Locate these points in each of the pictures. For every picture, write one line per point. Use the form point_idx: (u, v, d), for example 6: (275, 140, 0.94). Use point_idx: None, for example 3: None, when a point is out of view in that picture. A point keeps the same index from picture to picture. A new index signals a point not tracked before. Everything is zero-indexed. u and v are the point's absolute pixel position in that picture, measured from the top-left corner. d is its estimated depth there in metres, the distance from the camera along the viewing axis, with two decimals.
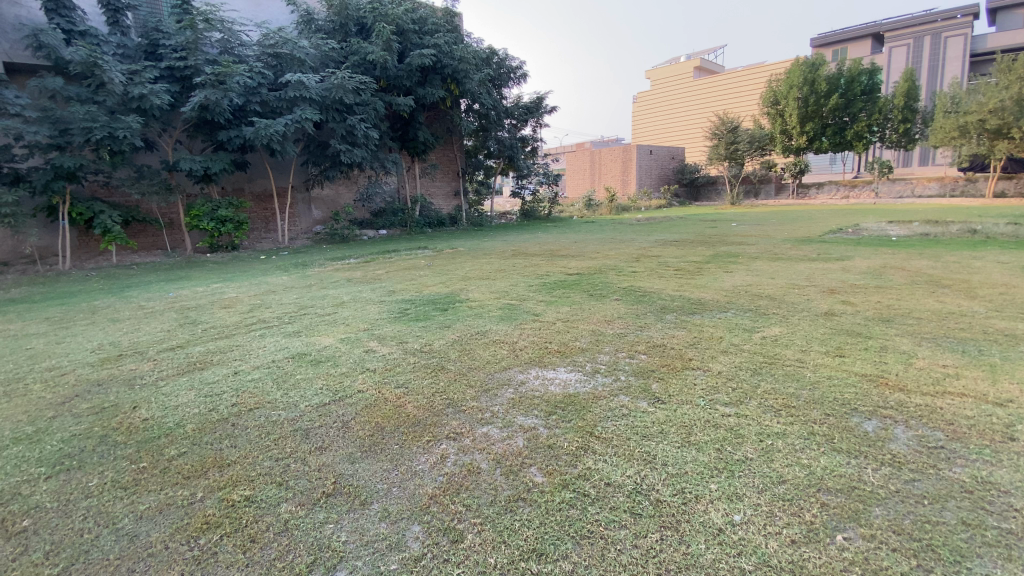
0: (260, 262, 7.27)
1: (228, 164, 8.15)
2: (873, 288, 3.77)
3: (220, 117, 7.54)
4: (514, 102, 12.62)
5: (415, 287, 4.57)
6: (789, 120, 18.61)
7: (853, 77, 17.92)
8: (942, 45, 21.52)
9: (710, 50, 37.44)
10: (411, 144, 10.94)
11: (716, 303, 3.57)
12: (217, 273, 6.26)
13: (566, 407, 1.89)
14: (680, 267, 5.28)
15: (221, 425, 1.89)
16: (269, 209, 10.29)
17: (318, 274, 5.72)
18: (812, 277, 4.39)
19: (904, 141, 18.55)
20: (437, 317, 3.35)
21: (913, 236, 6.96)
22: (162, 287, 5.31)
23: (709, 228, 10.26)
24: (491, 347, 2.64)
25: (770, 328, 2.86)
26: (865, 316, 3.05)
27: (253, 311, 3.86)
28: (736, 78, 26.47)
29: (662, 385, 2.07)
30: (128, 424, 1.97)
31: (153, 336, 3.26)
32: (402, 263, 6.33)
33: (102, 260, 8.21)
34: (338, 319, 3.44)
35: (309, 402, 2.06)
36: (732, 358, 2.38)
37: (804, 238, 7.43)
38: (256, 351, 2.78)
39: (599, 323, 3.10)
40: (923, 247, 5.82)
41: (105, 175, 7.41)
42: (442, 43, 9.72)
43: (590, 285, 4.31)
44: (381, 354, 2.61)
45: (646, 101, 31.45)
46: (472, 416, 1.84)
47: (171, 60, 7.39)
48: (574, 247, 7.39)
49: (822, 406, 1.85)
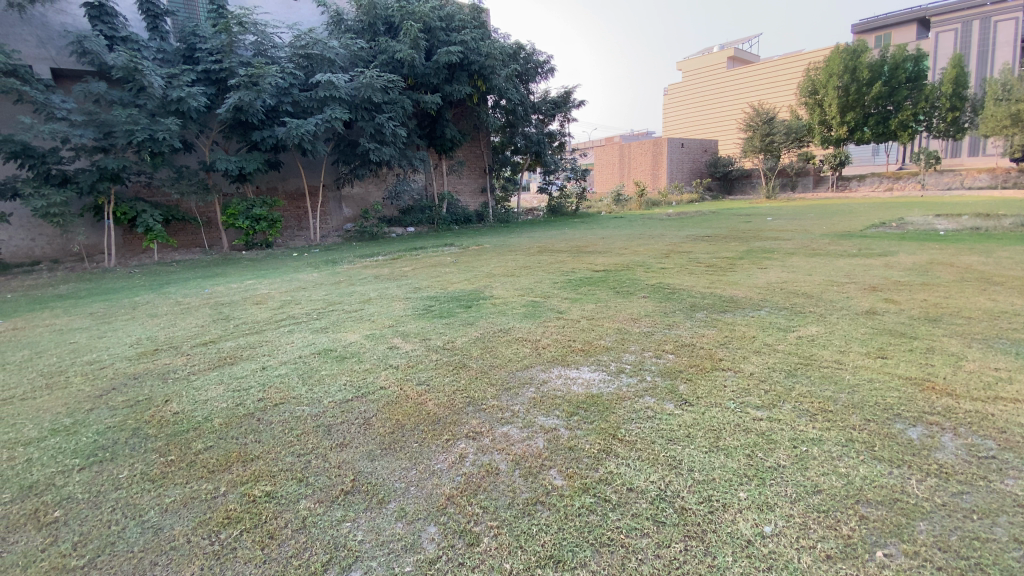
0: (291, 259, 7.43)
1: (261, 163, 8.35)
2: (919, 285, 3.57)
3: (254, 118, 7.73)
4: (541, 97, 12.54)
5: (440, 284, 4.57)
6: (828, 110, 17.89)
7: (897, 63, 17.08)
8: (992, 30, 20.23)
9: (745, 39, 36.34)
10: (439, 142, 10.99)
11: (748, 300, 3.45)
12: (250, 270, 6.44)
13: (589, 407, 1.84)
14: (712, 263, 5.14)
15: (247, 420, 1.93)
16: (301, 207, 10.54)
17: (346, 271, 5.81)
18: (852, 273, 4.19)
19: (953, 129, 17.57)
20: (461, 314, 3.33)
21: (963, 230, 6.57)
22: (197, 283, 5.49)
23: (742, 223, 9.95)
24: (514, 345, 2.61)
25: (806, 327, 2.74)
26: (910, 315, 2.88)
27: (283, 307, 3.95)
28: (772, 68, 25.61)
29: (690, 387, 2.00)
30: (159, 417, 2.02)
31: (188, 331, 3.36)
32: (429, 260, 6.37)
33: (145, 257, 8.55)
34: (364, 315, 3.47)
35: (332, 398, 2.07)
36: (764, 358, 2.29)
37: (844, 233, 7.12)
38: (284, 347, 2.83)
39: (626, 321, 3.03)
40: (974, 242, 5.49)
41: (146, 176, 7.71)
42: (469, 40, 9.72)
43: (617, 282, 4.22)
44: (404, 350, 2.62)
45: (678, 93, 30.77)
46: (493, 415, 1.82)
47: (207, 63, 7.63)
48: (601, 243, 7.29)
49: (862, 411, 1.75)
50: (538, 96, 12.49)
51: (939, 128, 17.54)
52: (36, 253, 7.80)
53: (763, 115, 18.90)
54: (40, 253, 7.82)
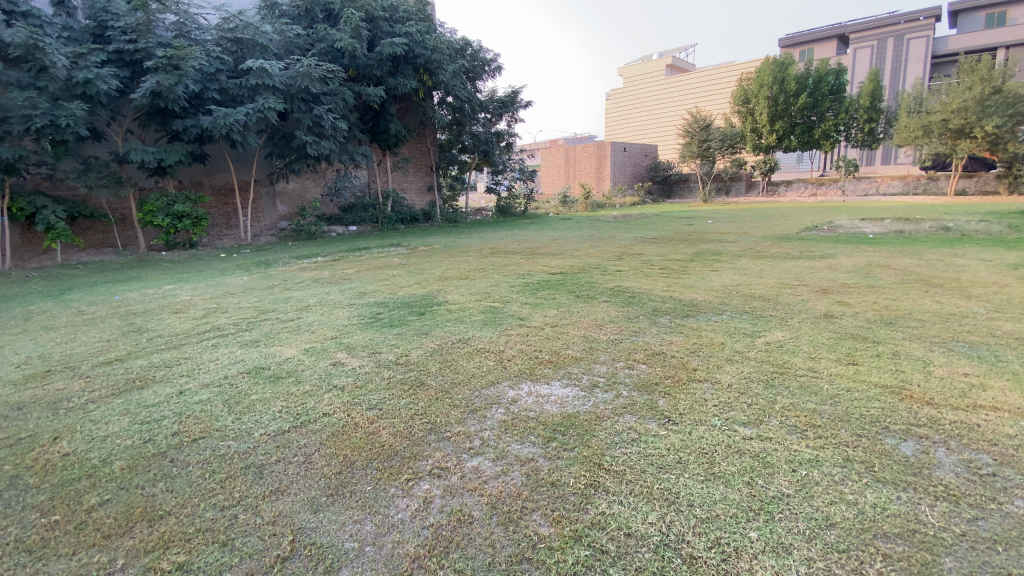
0: (220, 261, 6.81)
1: (183, 155, 7.58)
2: (866, 287, 3.68)
3: (174, 104, 6.99)
4: (488, 96, 12.31)
5: (389, 288, 4.26)
6: (760, 119, 18.83)
7: (820, 76, 18.28)
8: (905, 46, 22.19)
9: (681, 49, 37.81)
10: (383, 137, 10.52)
11: (709, 304, 3.39)
12: (170, 273, 5.78)
13: (566, 431, 1.65)
14: (665, 265, 5.13)
15: (156, 463, 1.57)
16: (230, 204, 9.72)
17: (281, 274, 5.32)
18: (801, 275, 4.28)
19: (869, 140, 19.06)
20: (414, 322, 3.06)
21: (887, 233, 7.02)
22: (106, 289, 4.82)
23: (687, 225, 10.21)
24: (475, 357, 2.38)
25: (771, 332, 2.69)
26: (866, 318, 2.91)
27: (207, 316, 3.49)
28: (707, 77, 26.83)
29: (670, 402, 1.85)
30: (44, 460, 1.60)
31: (90, 348, 2.85)
32: (374, 261, 6.00)
33: (45, 258, 7.53)
34: (304, 326, 3.11)
35: (265, 430, 1.76)
36: (738, 367, 2.19)
37: (782, 236, 7.43)
38: (207, 366, 2.45)
39: (591, 328, 2.87)
40: (902, 244, 5.85)
41: (47, 166, 6.79)
42: (415, 32, 9.36)
43: (575, 285, 4.09)
44: (350, 368, 2.32)
45: (620, 98, 31.58)
46: (460, 445, 1.58)
47: (120, 43, 6.81)
48: (554, 244, 7.18)
49: (849, 425, 1.66)
50: (485, 95, 12.28)
51: (857, 138, 18.98)
52: None
53: (700, 121, 19.64)
54: None
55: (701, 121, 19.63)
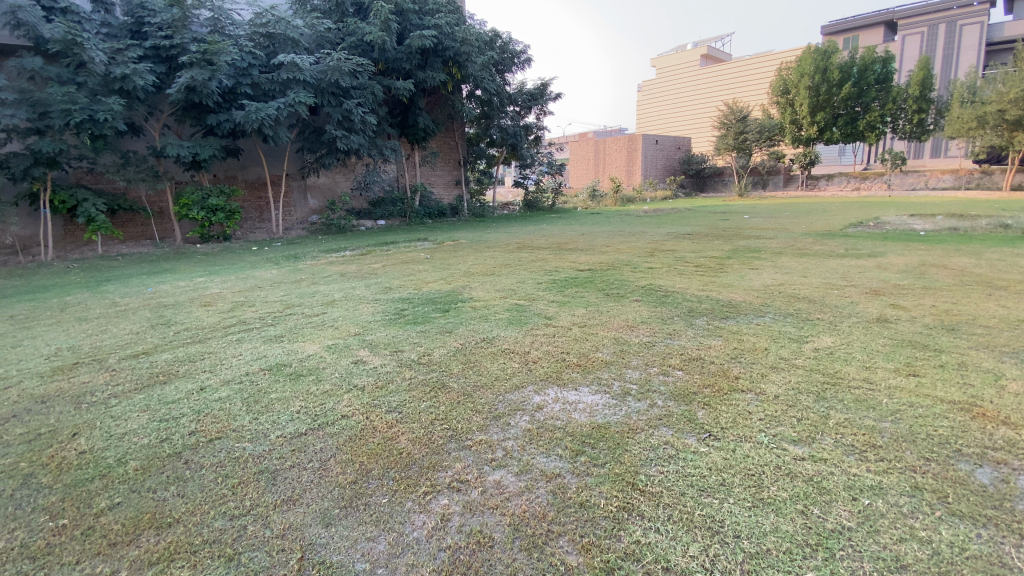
0: (252, 254, 6.92)
1: (217, 149, 7.71)
2: (921, 289, 3.41)
3: (208, 99, 7.10)
4: (517, 88, 12.16)
5: (414, 283, 4.20)
6: (800, 110, 18.09)
7: (866, 65, 17.40)
8: (958, 33, 20.97)
9: (716, 39, 36.76)
10: (412, 131, 10.52)
11: (749, 305, 3.20)
12: (203, 266, 5.88)
13: (596, 443, 1.53)
14: (700, 262, 4.92)
15: (171, 464, 1.53)
16: (263, 198, 9.90)
17: (309, 268, 5.34)
18: (848, 275, 4.03)
19: (918, 132, 18.08)
20: (438, 320, 2.98)
21: (941, 230, 6.61)
22: (142, 281, 4.92)
23: (721, 220, 9.89)
24: (500, 359, 2.28)
25: (819, 338, 2.49)
26: (924, 323, 2.67)
27: (234, 310, 3.50)
28: (744, 67, 25.94)
29: (710, 414, 1.71)
30: (60, 458, 1.58)
31: (119, 340, 2.88)
32: (401, 256, 5.97)
33: (88, 250, 7.79)
34: (327, 321, 3.07)
35: (282, 431, 1.70)
36: (785, 376, 2.02)
37: (824, 232, 7.07)
38: (230, 361, 2.42)
39: (622, 329, 2.74)
40: (957, 242, 5.47)
41: (89, 161, 7.01)
42: (444, 24, 9.28)
43: (605, 283, 3.95)
44: (372, 367, 2.24)
45: (652, 89, 30.92)
46: (481, 456, 1.48)
47: (156, 39, 6.95)
48: (582, 239, 7.03)
49: (914, 446, 1.49)
50: (514, 87, 12.13)
51: (905, 129, 18.01)
52: None
53: (736, 113, 19.00)
54: None
55: (738, 112, 18.98)
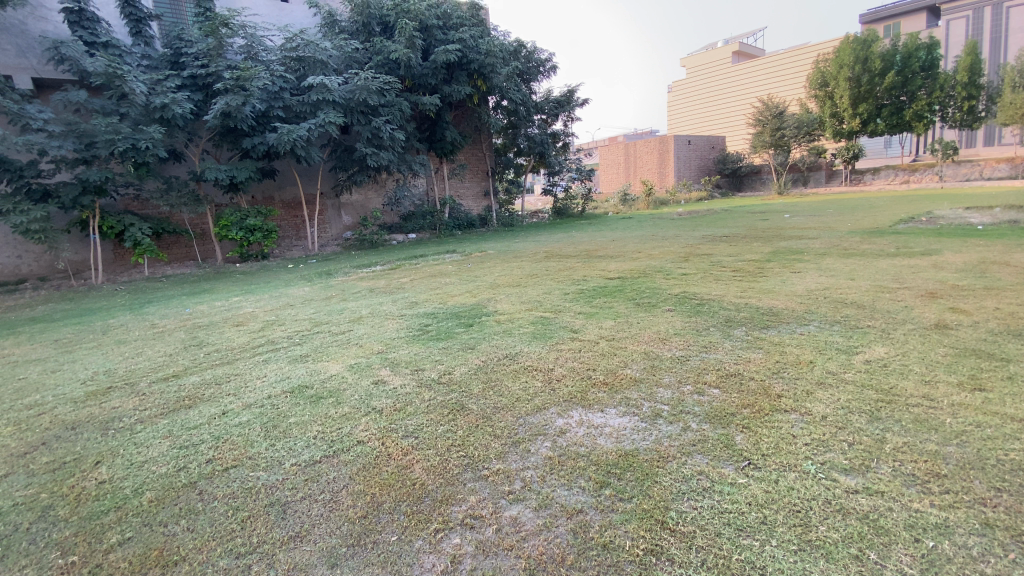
0: (285, 271, 7.08)
1: (253, 171, 7.97)
2: (984, 290, 3.12)
3: (243, 124, 7.35)
4: (544, 97, 12.12)
5: (439, 297, 4.17)
6: (839, 102, 17.33)
7: (910, 52, 16.52)
8: (1005, 15, 19.75)
9: (747, 34, 35.82)
10: (439, 145, 10.62)
11: (792, 313, 2.99)
12: (238, 285, 6.06)
13: (623, 474, 1.42)
14: (737, 267, 4.69)
15: (185, 495, 1.51)
16: (298, 216, 10.19)
17: (339, 284, 5.40)
18: (900, 276, 3.74)
19: (971, 118, 17.00)
20: (461, 335, 2.91)
21: (1003, 223, 6.10)
22: (181, 302, 5.08)
23: (759, 221, 9.49)
24: (522, 377, 2.18)
25: (871, 348, 2.29)
26: (989, 329, 2.41)
27: (264, 329, 3.54)
28: (779, 62, 25.11)
29: (750, 438, 1.57)
30: (80, 489, 1.59)
31: (151, 363, 2.94)
32: (429, 269, 5.97)
33: (135, 272, 8.17)
34: (352, 339, 3.04)
35: (297, 458, 1.65)
36: (833, 394, 1.84)
37: (872, 229, 6.69)
38: (254, 383, 2.41)
39: (653, 342, 2.59)
40: (1021, 236, 5.04)
41: (135, 187, 7.37)
42: (467, 37, 9.35)
43: (635, 291, 3.80)
44: (392, 388, 2.18)
45: (683, 89, 30.38)
46: (498, 488, 1.39)
47: (193, 68, 7.28)
48: (613, 246, 6.87)
49: (986, 473, 1.30)
50: (540, 96, 12.08)
51: (956, 117, 16.98)
52: (22, 272, 7.42)
53: (771, 109, 18.36)
54: (27, 271, 7.44)
55: (773, 108, 18.34)
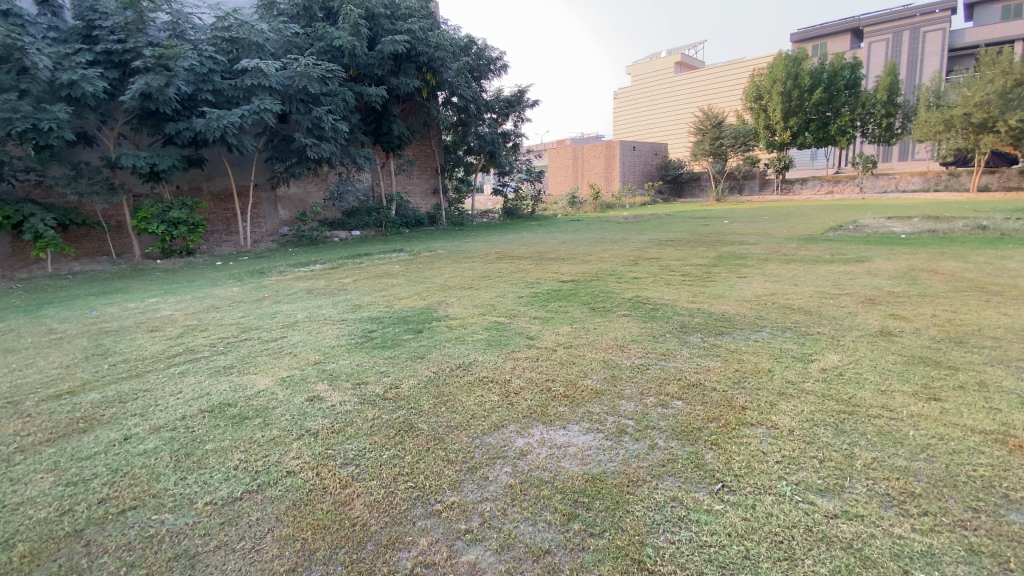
0: (214, 269, 6.51)
1: (178, 159, 7.30)
2: (918, 296, 3.28)
3: (166, 107, 6.70)
4: (494, 95, 11.97)
5: (385, 300, 3.92)
6: (772, 115, 18.30)
7: (835, 71, 17.72)
8: (920, 40, 21.58)
9: (688, 46, 37.30)
10: (386, 139, 10.22)
11: (744, 318, 3.00)
12: (159, 284, 5.49)
13: (591, 503, 1.28)
14: (686, 271, 4.74)
15: (68, 549, 1.23)
16: (230, 209, 9.48)
17: (274, 284, 5.00)
18: (839, 282, 3.90)
19: (887, 135, 18.46)
20: (410, 343, 2.70)
21: (922, 233, 6.57)
22: (88, 303, 4.52)
23: (701, 225, 9.79)
24: (477, 391, 2.01)
25: (824, 355, 2.30)
26: (930, 336, 2.50)
27: (184, 335, 3.16)
28: (718, 73, 26.30)
29: (721, 457, 1.48)
30: None
31: (43, 377, 2.53)
32: (374, 269, 5.67)
33: (37, 268, 7.28)
34: (285, 348, 2.75)
35: (212, 496, 1.40)
36: (796, 405, 1.80)
37: (806, 236, 7.03)
38: (167, 400, 2.10)
39: (611, 350, 2.50)
40: (940, 245, 5.43)
41: (36, 173, 6.55)
42: (416, 29, 9.05)
43: (589, 295, 3.73)
44: (330, 406, 1.94)
45: (629, 96, 31.22)
46: (452, 526, 1.22)
47: (108, 43, 6.55)
48: (564, 248, 6.83)
49: (957, 492, 1.27)
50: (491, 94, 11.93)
51: (875, 133, 18.39)
52: None
53: (711, 119, 19.14)
54: None
55: (713, 118, 19.13)
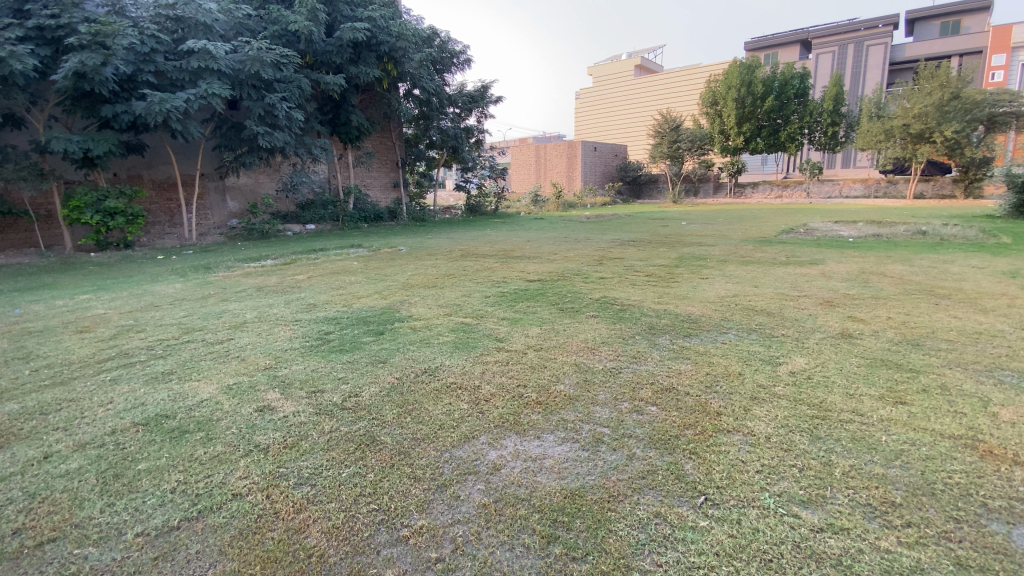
0: (154, 263, 6.06)
1: (114, 144, 6.75)
2: (872, 299, 3.39)
3: (101, 87, 6.17)
4: (458, 89, 11.75)
5: (344, 299, 3.71)
6: (727, 120, 18.91)
7: (786, 80, 18.49)
8: (864, 53, 22.83)
9: (647, 50, 38.07)
10: (343, 129, 9.84)
11: (710, 320, 3.00)
12: (91, 279, 5.03)
13: (572, 523, 1.20)
14: (650, 272, 4.77)
15: None
16: (173, 200, 8.89)
17: (221, 281, 4.68)
18: (797, 283, 4.00)
19: (832, 143, 19.43)
20: (371, 346, 2.54)
21: (868, 237, 6.90)
22: (4, 301, 4.06)
23: (661, 226, 9.98)
24: (445, 398, 1.89)
25: (791, 358, 2.31)
26: (889, 338, 2.57)
27: (118, 337, 2.87)
28: (677, 78, 26.97)
29: (701, 468, 1.43)
30: None
31: None
32: (331, 265, 5.42)
33: None
34: (233, 351, 2.54)
35: (145, 526, 1.23)
36: (769, 410, 1.78)
37: (762, 238, 7.27)
38: (95, 412, 1.87)
39: (582, 352, 2.43)
40: (886, 249, 5.71)
41: None
42: (378, 17, 8.75)
43: (557, 295, 3.67)
44: (282, 417, 1.78)
45: (590, 97, 31.57)
46: (421, 555, 1.11)
47: (38, 17, 5.93)
48: (528, 246, 6.76)
49: (936, 502, 1.26)
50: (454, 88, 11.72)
51: (821, 141, 19.31)
52: None
53: (670, 122, 19.60)
54: None
55: (671, 121, 19.58)
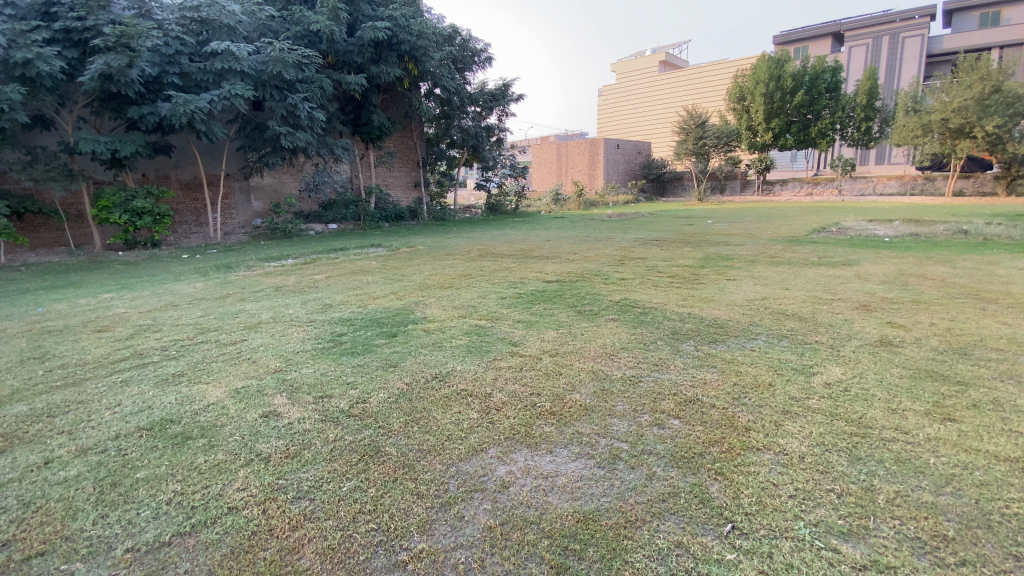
0: (178, 262, 6.16)
1: (141, 145, 6.89)
2: (911, 303, 3.19)
3: (128, 89, 6.29)
4: (478, 88, 11.68)
5: (359, 299, 3.68)
6: (755, 116, 18.40)
7: (817, 74, 17.88)
8: (899, 45, 21.95)
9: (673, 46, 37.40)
10: (365, 129, 9.88)
11: (737, 325, 2.85)
12: (116, 277, 5.13)
13: (584, 551, 1.10)
14: (673, 272, 4.61)
15: None
16: (199, 199, 9.07)
17: (240, 280, 4.71)
18: (830, 286, 3.80)
19: (865, 139, 18.72)
20: (383, 349, 2.48)
21: (905, 237, 6.57)
22: (32, 299, 4.16)
23: (685, 225, 9.74)
24: (455, 406, 1.81)
25: (826, 367, 2.16)
26: (932, 346, 2.38)
27: (134, 337, 2.88)
28: (702, 74, 26.40)
29: (728, 490, 1.32)
30: None
31: None
32: (349, 264, 5.41)
33: None
34: (244, 353, 2.51)
35: (136, 540, 1.18)
36: (803, 426, 1.65)
37: (792, 238, 6.98)
38: (102, 415, 1.85)
39: (600, 359, 2.32)
40: (925, 249, 5.40)
41: None
42: (399, 16, 8.72)
43: (575, 297, 3.55)
44: (287, 423, 1.72)
45: (613, 94, 31.19)
46: None
47: (67, 20, 6.08)
48: (547, 246, 6.65)
49: (994, 536, 1.12)
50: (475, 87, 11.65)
51: (854, 137, 18.63)
52: None
53: (695, 118, 19.17)
54: None
55: (696, 117, 19.16)
